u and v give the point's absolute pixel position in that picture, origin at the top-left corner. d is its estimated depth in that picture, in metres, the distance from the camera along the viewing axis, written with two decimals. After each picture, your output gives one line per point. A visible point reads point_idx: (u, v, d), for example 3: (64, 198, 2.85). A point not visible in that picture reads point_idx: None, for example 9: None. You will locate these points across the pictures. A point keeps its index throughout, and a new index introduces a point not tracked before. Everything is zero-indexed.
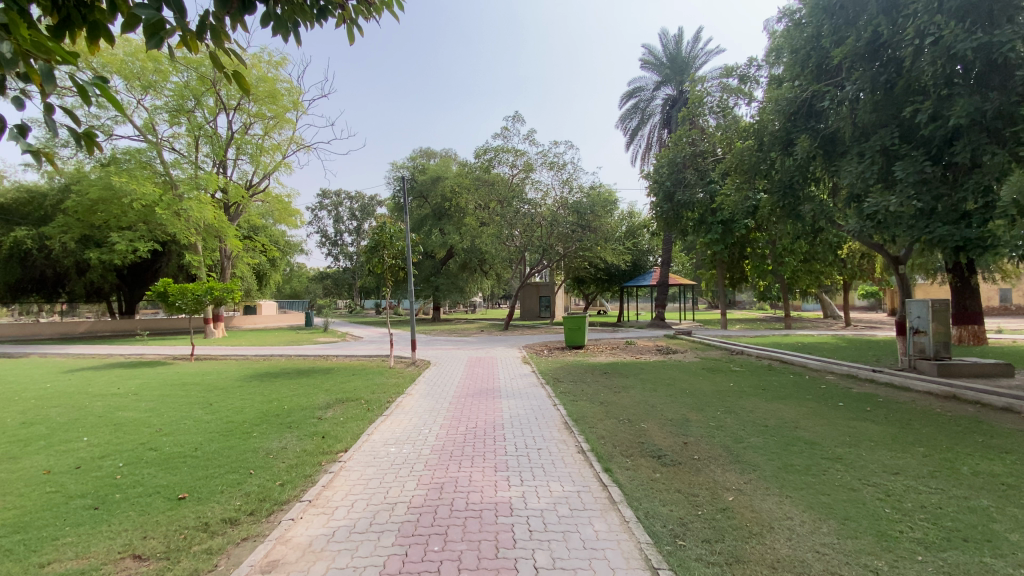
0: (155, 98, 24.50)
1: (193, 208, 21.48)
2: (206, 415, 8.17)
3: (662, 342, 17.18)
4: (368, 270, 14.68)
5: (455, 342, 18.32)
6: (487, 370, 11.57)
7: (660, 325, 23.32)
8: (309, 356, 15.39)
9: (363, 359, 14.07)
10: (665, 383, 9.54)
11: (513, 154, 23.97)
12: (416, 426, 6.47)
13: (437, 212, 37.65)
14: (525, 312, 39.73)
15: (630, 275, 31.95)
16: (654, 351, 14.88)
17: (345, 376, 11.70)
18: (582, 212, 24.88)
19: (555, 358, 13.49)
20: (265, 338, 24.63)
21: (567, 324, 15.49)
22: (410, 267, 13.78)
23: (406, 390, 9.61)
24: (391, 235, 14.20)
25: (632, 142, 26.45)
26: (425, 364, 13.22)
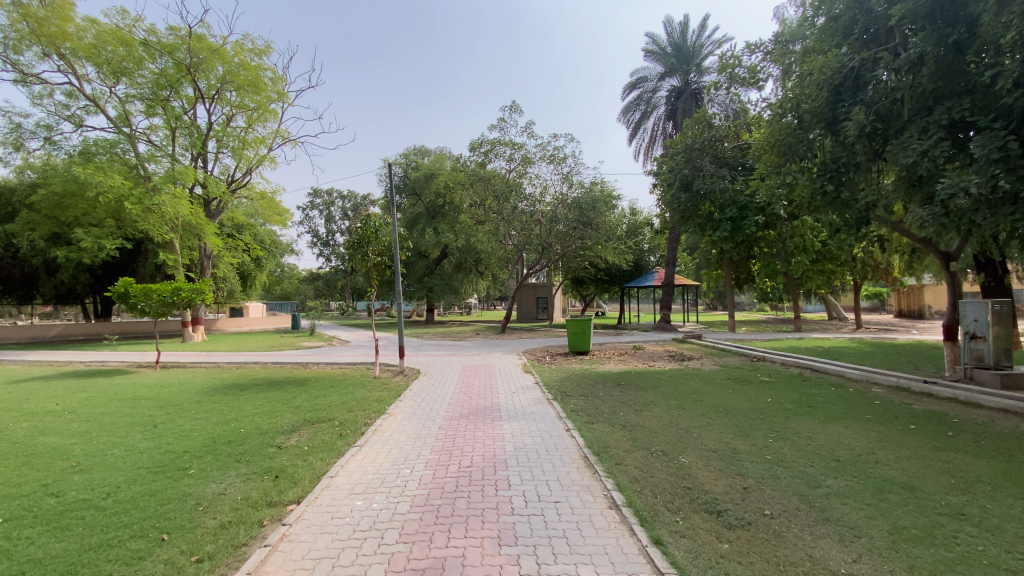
0: (129, 87, 22.87)
1: (167, 204, 19.84)
2: (143, 442, 6.72)
3: (674, 347, 15.84)
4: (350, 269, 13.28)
5: (448, 347, 16.90)
6: (485, 382, 10.12)
7: (667, 328, 21.95)
8: (286, 364, 13.92)
9: (345, 368, 12.63)
10: (693, 398, 8.19)
11: (512, 147, 22.50)
12: (394, 463, 5.03)
13: (430, 210, 36.07)
14: (522, 314, 38.34)
15: (632, 275, 30.62)
16: (667, 358, 13.51)
17: (322, 388, 10.24)
18: (584, 208, 23.50)
19: (559, 366, 12.11)
20: (246, 342, 23.11)
21: (570, 328, 14.14)
22: (395, 267, 12.33)
23: (388, 407, 8.15)
24: (376, 230, 12.74)
25: (635, 135, 25.11)
26: (414, 373, 11.81)
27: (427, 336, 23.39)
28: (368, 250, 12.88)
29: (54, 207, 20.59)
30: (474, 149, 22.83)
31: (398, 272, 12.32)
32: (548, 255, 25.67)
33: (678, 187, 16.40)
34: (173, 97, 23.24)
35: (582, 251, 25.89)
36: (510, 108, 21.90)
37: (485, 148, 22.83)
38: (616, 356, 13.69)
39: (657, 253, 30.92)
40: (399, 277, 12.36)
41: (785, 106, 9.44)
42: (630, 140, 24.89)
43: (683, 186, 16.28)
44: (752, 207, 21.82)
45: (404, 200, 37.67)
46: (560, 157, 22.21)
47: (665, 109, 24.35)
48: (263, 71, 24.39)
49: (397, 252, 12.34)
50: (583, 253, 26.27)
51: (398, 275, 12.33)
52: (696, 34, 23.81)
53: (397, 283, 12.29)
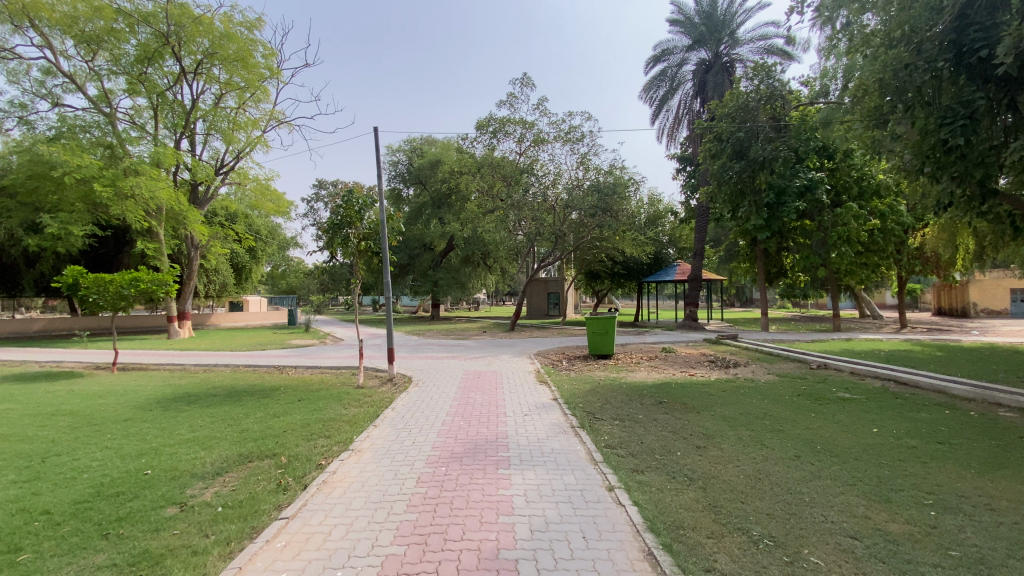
0: (110, 65, 21.04)
1: (142, 185, 17.75)
2: (5, 490, 4.76)
3: (711, 351, 13.70)
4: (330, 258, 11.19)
5: (450, 348, 14.92)
6: (493, 394, 8.12)
7: (695, 328, 19.73)
8: (259, 367, 11.97)
9: (326, 375, 10.65)
10: (767, 426, 6.10)
11: (523, 125, 20.31)
12: (328, 568, 2.94)
13: (436, 199, 34.02)
14: (532, 311, 36.21)
15: (652, 269, 28.39)
16: (707, 363, 11.35)
17: (287, 401, 8.24)
18: (604, 193, 21.23)
19: (580, 373, 10.03)
20: (234, 340, 21.29)
21: (592, 328, 12.02)
22: (381, 253, 10.24)
23: (360, 433, 6.12)
24: (359, 210, 10.66)
25: (658, 114, 22.88)
26: (404, 381, 9.79)
27: (429, 333, 21.41)
28: (349, 233, 10.79)
29: (27, 192, 18.88)
30: (482, 128, 20.64)
31: (384, 258, 10.23)
32: (561, 246, 23.58)
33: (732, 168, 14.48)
34: (151, 70, 21.27)
35: (598, 241, 23.72)
36: (522, 82, 19.70)
37: (494, 127, 20.62)
38: (646, 362, 11.56)
39: (679, 245, 28.61)
40: (385, 264, 10.29)
41: (884, 39, 7.11)
42: (654, 120, 22.69)
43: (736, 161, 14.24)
44: (789, 192, 19.50)
45: (411, 189, 35.71)
46: (578, 137, 20.00)
47: (692, 86, 21.97)
48: (255, 45, 22.45)
49: (383, 235, 10.25)
50: (601, 245, 24.10)
51: (384, 262, 10.25)
52: (728, 2, 21.17)
53: (383, 271, 10.20)
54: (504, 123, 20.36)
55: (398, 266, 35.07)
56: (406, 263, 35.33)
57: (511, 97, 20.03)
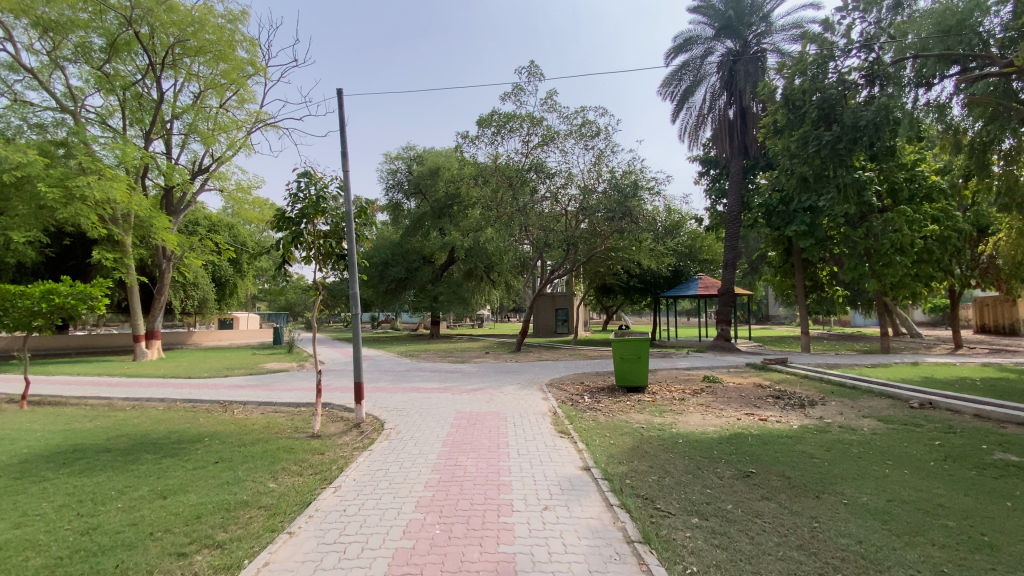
0: (73, 58, 18.88)
1: (93, 186, 15.47)
2: None
3: (764, 380, 11.10)
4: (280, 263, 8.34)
5: (445, 375, 12.39)
6: (490, 449, 5.61)
7: (729, 350, 17.09)
8: (200, 403, 9.49)
9: (277, 418, 8.13)
10: (957, 541, 3.61)
11: (530, 121, 17.82)
12: None
13: (437, 209, 31.71)
14: (539, 328, 33.62)
15: (671, 284, 25.81)
16: (773, 400, 8.78)
17: (197, 464, 5.76)
18: (625, 193, 18.55)
19: (611, 416, 7.47)
20: (204, 362, 18.83)
21: (619, 353, 9.57)
22: (348, 259, 7.49)
23: (270, 547, 3.60)
24: (319, 199, 7.75)
25: (678, 111, 20.57)
26: (375, 427, 7.29)
27: (424, 355, 18.85)
28: (306, 230, 7.91)
29: None
30: (484, 123, 17.92)
31: (353, 265, 7.52)
32: (572, 257, 21.10)
33: (808, 138, 9.62)
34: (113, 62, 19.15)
35: (614, 251, 21.21)
36: (529, 70, 17.24)
37: (498, 123, 17.90)
38: (694, 398, 8.94)
39: (700, 256, 26.00)
40: (355, 273, 7.56)
41: None
42: (674, 117, 20.39)
43: (816, 120, 9.62)
44: None
45: (410, 199, 33.40)
46: (594, 130, 17.42)
47: (719, 79, 19.51)
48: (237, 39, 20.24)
49: (352, 235, 7.47)
50: (617, 255, 21.57)
51: (353, 270, 7.54)
52: None
53: (350, 282, 7.52)
54: (510, 118, 17.68)
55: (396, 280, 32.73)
56: (404, 278, 32.99)
57: (518, 88, 17.63)
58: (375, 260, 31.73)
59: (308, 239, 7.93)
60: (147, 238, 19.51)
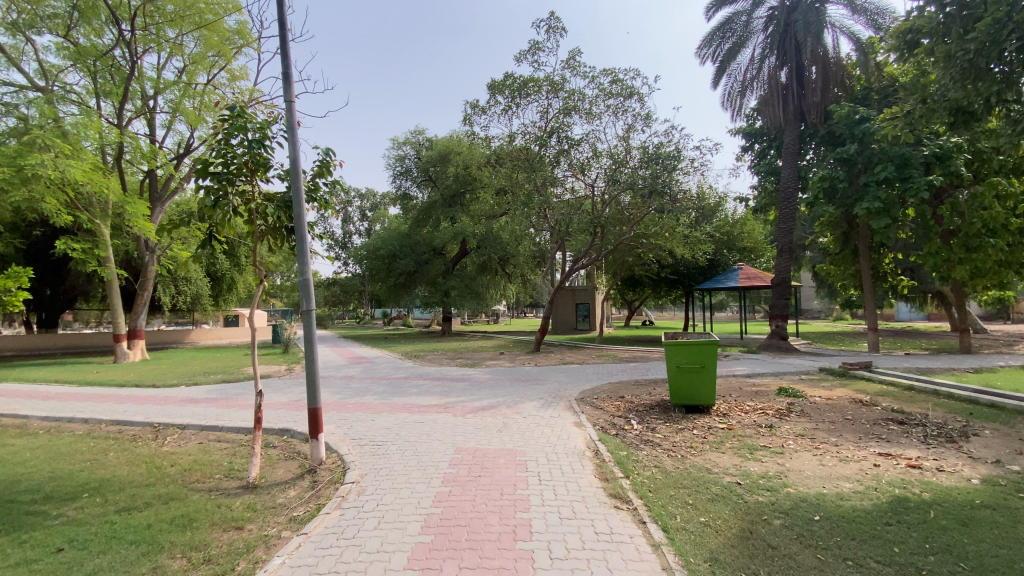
0: (42, 28, 16.96)
1: (47, 164, 13.49)
2: None
3: (859, 395, 8.55)
4: (214, 245, 6.13)
5: (450, 384, 10.06)
6: (500, 543, 3.24)
7: (788, 353, 14.45)
8: (129, 426, 7.33)
9: (211, 456, 5.93)
10: None
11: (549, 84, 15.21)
12: None
13: (448, 197, 29.28)
14: (559, 325, 31.15)
15: (708, 275, 23.06)
16: (900, 430, 6.28)
17: (26, 556, 3.57)
18: (660, 166, 15.63)
19: (680, 461, 5.06)
20: (187, 365, 16.84)
21: (674, 361, 7.17)
22: (295, 227, 5.21)
23: None
24: (254, 145, 5.40)
25: (721, 75, 17.79)
26: (338, 473, 5.00)
27: (431, 356, 16.58)
28: (238, 192, 5.57)
29: None
30: (496, 90, 15.44)
31: (303, 236, 5.24)
32: (598, 244, 18.57)
33: None
34: (86, 32, 17.22)
35: (645, 239, 18.62)
36: (549, 24, 14.76)
37: (513, 89, 15.37)
38: (786, 425, 6.46)
39: (740, 244, 23.16)
40: (308, 249, 5.28)
41: None
42: (716, 83, 17.62)
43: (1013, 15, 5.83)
44: (915, 164, 14.22)
45: (420, 187, 30.95)
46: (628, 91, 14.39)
47: (768, 36, 16.72)
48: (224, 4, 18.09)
49: (300, 195, 5.19)
50: (647, 243, 18.90)
51: (304, 244, 5.26)
52: None
53: (300, 260, 5.23)
54: (527, 85, 15.17)
55: (406, 273, 30.58)
56: (413, 271, 30.77)
57: (537, 47, 15.10)
58: (382, 252, 29.49)
59: (245, 204, 5.64)
60: (123, 225, 17.60)
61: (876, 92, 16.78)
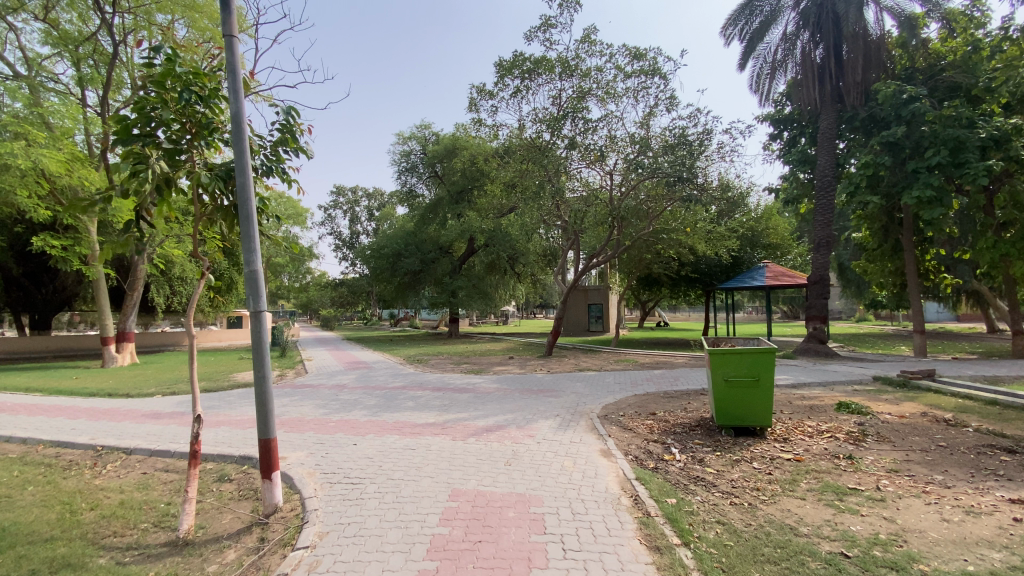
0: (24, 15, 16.00)
1: (19, 153, 12.50)
2: None
3: (934, 412, 7.20)
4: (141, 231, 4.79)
5: (452, 395, 8.83)
6: None
7: (831, 359, 13.01)
8: (69, 449, 6.18)
9: (148, 495, 4.75)
10: None
11: (562, 64, 13.88)
12: None
13: (455, 193, 28.13)
14: (571, 327, 29.81)
15: (731, 275, 21.60)
16: (1015, 462, 4.96)
17: None
18: (683, 153, 14.27)
19: (749, 515, 3.77)
20: (175, 370, 15.74)
21: (720, 374, 5.89)
22: (240, 203, 4.00)
23: None
24: (186, 97, 4.15)
25: (747, 57, 16.40)
26: (294, 527, 3.78)
27: (435, 361, 15.35)
28: (167, 158, 4.27)
29: None
30: (504, 72, 14.20)
31: (251, 214, 4.02)
32: (614, 241, 17.21)
33: None
34: (71, 19, 16.25)
35: (665, 234, 17.25)
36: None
37: (523, 71, 14.12)
38: (868, 456, 5.16)
39: (764, 241, 21.71)
40: (257, 231, 4.05)
41: None
42: (742, 65, 16.23)
43: None
44: (971, 146, 12.76)
45: (426, 184, 29.80)
46: (651, 68, 13.06)
47: (798, 13, 15.34)
48: None
49: (246, 162, 4.00)
50: (667, 239, 17.51)
51: (252, 225, 4.03)
52: None
53: (247, 246, 4.00)
54: (538, 64, 13.88)
55: (411, 273, 29.43)
56: (419, 271, 29.57)
57: (548, 25, 13.82)
58: (386, 250, 28.35)
59: (177, 174, 4.35)
60: (108, 221, 16.53)
61: (922, 72, 15.11)
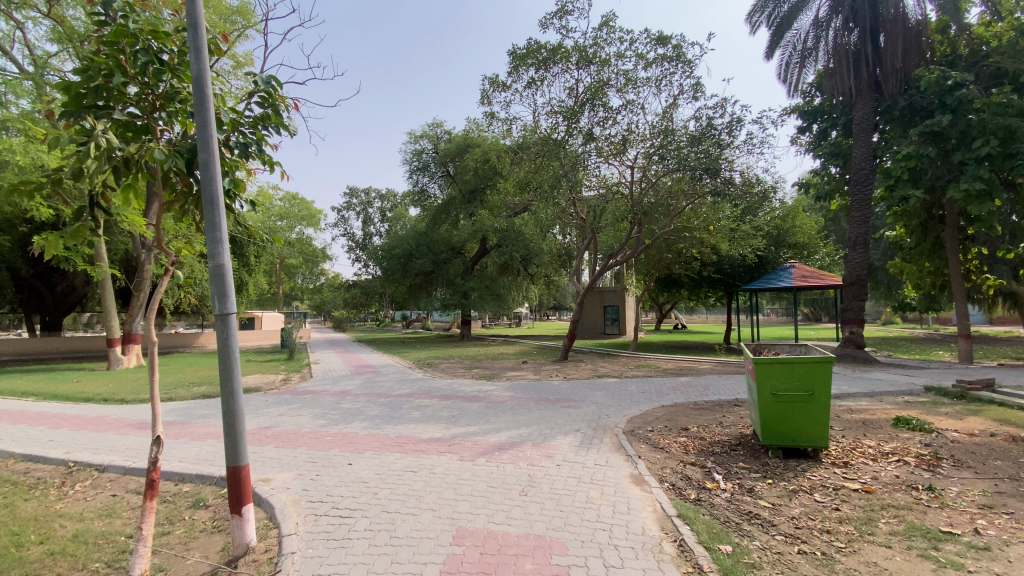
0: (28, 12, 15.69)
1: (18, 150, 12.13)
2: None
3: (1009, 430, 6.31)
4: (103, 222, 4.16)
5: (461, 405, 8.13)
6: None
7: (871, 366, 12.03)
8: (40, 465, 5.63)
9: (110, 525, 4.14)
10: None
11: (578, 52, 13.12)
12: None
13: (467, 193, 27.52)
14: (585, 329, 29.01)
15: (755, 275, 20.61)
16: None
17: None
18: (707, 146, 13.43)
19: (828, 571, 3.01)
20: (179, 373, 15.31)
21: (768, 387, 5.11)
22: (202, 183, 3.34)
23: None
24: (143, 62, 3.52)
25: (774, 45, 15.49)
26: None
27: (445, 365, 14.69)
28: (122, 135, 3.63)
29: None
30: (517, 62, 13.49)
31: (216, 196, 3.35)
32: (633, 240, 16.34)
33: None
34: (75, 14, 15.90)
35: (687, 232, 16.40)
36: None
37: (537, 61, 13.42)
38: (951, 488, 4.35)
39: (790, 240, 20.70)
40: (223, 217, 3.37)
41: None
42: (770, 53, 15.32)
43: None
44: None
45: (438, 183, 29.27)
46: (674, 54, 12.21)
47: None
48: None
49: (209, 133, 3.33)
50: (689, 237, 16.66)
51: (217, 210, 3.36)
52: None
53: (210, 236, 3.32)
54: (555, 53, 13.16)
55: (423, 274, 28.86)
56: (430, 272, 28.98)
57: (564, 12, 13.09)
58: (397, 251, 27.82)
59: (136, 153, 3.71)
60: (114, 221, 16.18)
61: (966, 58, 14.07)
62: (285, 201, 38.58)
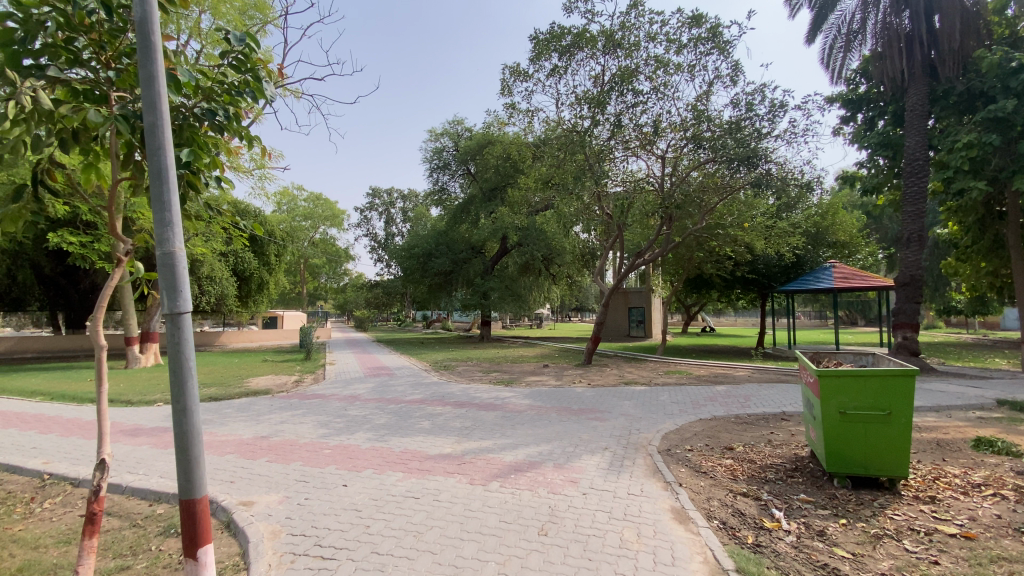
0: None
1: None
2: None
3: None
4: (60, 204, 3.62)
5: (474, 413, 7.46)
6: None
7: (928, 375, 10.92)
8: (17, 475, 5.18)
9: (64, 555, 3.59)
10: None
11: (603, 39, 12.33)
12: None
13: (487, 191, 26.90)
14: (609, 331, 28.08)
15: (791, 276, 19.41)
16: None
17: None
18: (743, 137, 12.46)
19: None
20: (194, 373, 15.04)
21: (836, 403, 4.28)
22: (148, 152, 2.74)
23: None
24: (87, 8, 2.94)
25: (816, 28, 14.43)
26: None
27: (463, 368, 14.05)
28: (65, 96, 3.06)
29: None
30: (539, 50, 12.75)
31: (165, 168, 2.75)
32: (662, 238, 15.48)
33: None
34: None
35: (719, 229, 15.44)
36: None
37: (560, 48, 12.69)
38: None
39: (830, 239, 19.46)
40: (175, 195, 2.77)
41: None
42: (811, 38, 14.27)
43: None
44: None
45: (458, 182, 28.75)
46: (711, 36, 11.28)
47: None
48: None
49: (156, 91, 2.73)
50: (722, 234, 15.66)
51: (166, 185, 2.75)
52: None
53: (158, 216, 2.71)
54: (579, 39, 12.40)
55: (442, 274, 28.35)
56: (450, 272, 28.44)
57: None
58: (416, 250, 27.36)
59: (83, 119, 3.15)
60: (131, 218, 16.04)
61: None
62: (307, 201, 38.65)
